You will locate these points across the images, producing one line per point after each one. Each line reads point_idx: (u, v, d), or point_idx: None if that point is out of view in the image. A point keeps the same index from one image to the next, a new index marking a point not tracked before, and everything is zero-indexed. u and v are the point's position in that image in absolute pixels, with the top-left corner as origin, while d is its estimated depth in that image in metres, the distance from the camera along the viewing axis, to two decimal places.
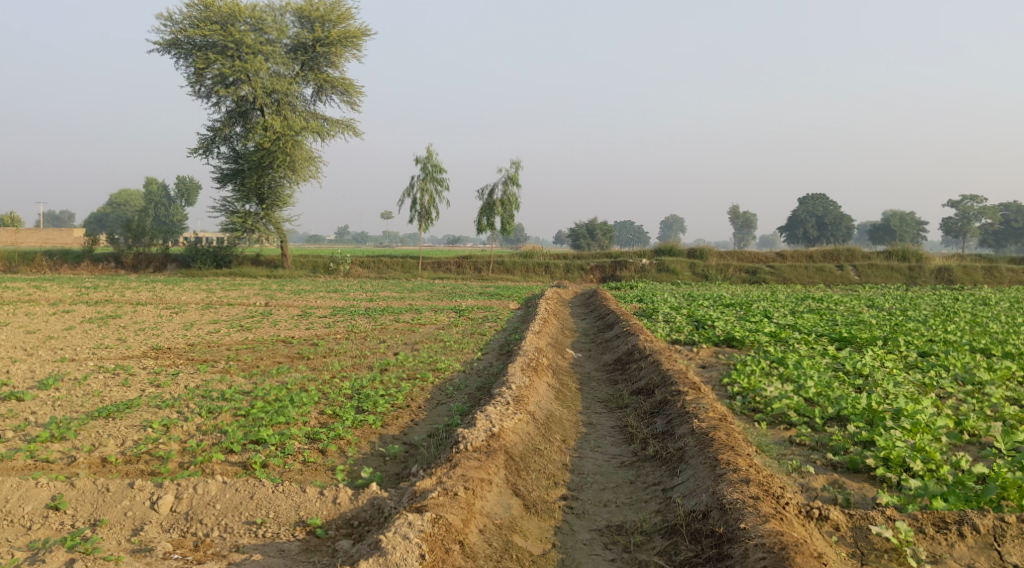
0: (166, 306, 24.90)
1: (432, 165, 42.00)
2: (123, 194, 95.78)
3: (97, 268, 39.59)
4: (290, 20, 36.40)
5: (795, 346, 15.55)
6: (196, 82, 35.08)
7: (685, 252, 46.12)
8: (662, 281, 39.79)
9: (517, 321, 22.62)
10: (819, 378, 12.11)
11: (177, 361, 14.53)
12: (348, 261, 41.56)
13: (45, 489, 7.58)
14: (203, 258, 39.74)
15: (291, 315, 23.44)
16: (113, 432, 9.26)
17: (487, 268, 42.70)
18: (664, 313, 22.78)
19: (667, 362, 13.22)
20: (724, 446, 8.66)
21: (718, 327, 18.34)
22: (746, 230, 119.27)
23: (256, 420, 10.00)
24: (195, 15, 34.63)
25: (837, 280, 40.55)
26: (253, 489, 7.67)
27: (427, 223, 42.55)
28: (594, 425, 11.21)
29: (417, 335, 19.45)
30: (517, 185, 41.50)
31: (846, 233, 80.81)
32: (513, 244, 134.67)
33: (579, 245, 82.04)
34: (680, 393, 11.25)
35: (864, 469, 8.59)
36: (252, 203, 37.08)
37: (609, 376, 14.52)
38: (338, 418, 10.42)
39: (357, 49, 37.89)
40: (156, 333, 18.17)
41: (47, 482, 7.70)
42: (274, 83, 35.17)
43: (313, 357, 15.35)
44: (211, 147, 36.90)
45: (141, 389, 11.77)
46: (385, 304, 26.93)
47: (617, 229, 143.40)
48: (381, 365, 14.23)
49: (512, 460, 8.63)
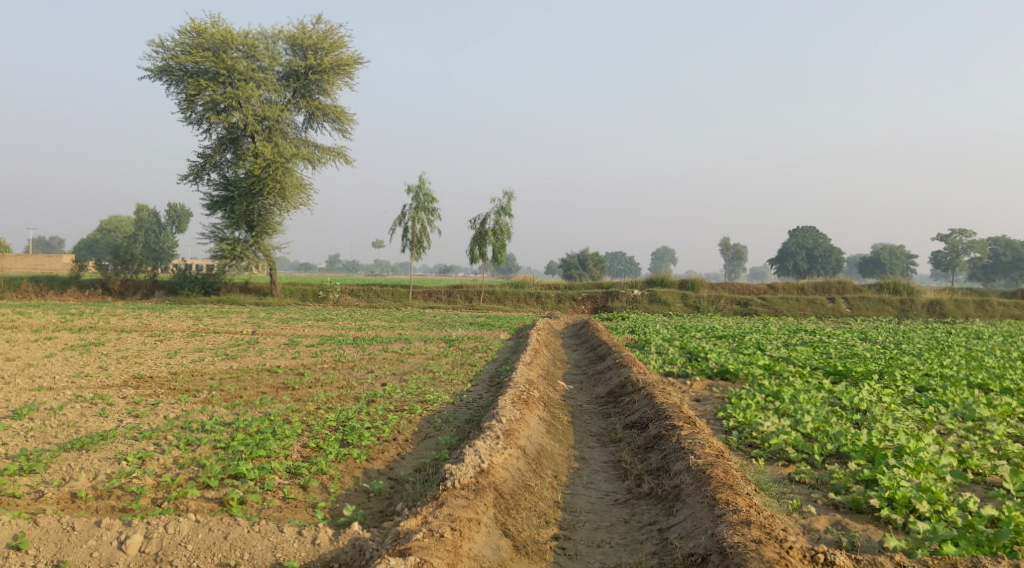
0: (150, 333, 24.50)
1: (423, 194, 41.87)
2: (113, 220, 95.35)
3: (83, 294, 39.14)
4: (282, 48, 36.45)
5: (790, 379, 15.25)
6: (187, 108, 34.97)
7: (677, 283, 45.95)
8: (653, 312, 39.54)
9: (507, 351, 22.28)
10: (817, 413, 11.79)
11: (157, 391, 14.11)
12: (337, 290, 41.24)
13: (6, 527, 7.20)
14: (191, 285, 39.30)
15: (279, 344, 23.04)
16: (84, 465, 8.88)
17: (478, 297, 42.39)
18: (656, 344, 22.48)
19: (661, 395, 12.90)
20: (722, 485, 8.34)
21: (711, 359, 18.03)
22: (736, 263, 119.58)
23: (236, 453, 9.63)
24: (187, 42, 34.60)
25: (828, 313, 40.37)
26: (228, 529, 7.30)
27: (419, 252, 42.33)
28: (587, 460, 10.89)
29: (405, 365, 19.08)
30: (509, 215, 41.37)
31: (836, 266, 81.02)
32: (505, 274, 134.73)
33: (570, 276, 81.92)
34: (674, 427, 10.94)
35: (868, 510, 8.30)
36: (241, 230, 36.81)
37: (601, 410, 14.19)
38: (321, 451, 10.06)
39: (350, 77, 37.91)
40: (138, 361, 17.74)
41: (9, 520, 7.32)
42: (266, 110, 35.07)
43: (298, 389, 14.95)
44: (202, 173, 36.70)
45: (118, 419, 11.39)
46: (375, 334, 26.56)
47: (608, 260, 143.51)
48: (367, 397, 13.85)
49: (502, 498, 8.30)
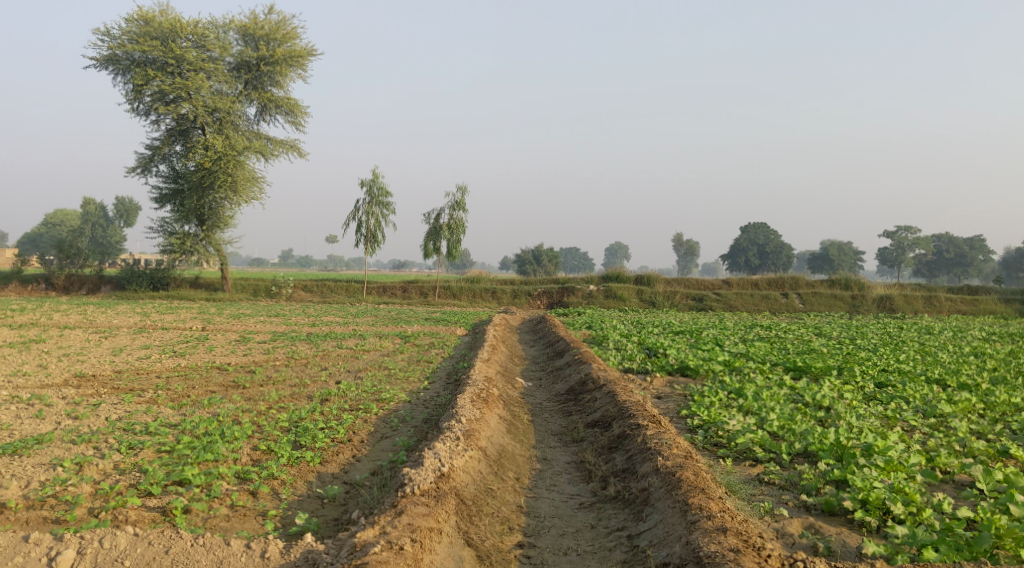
0: (94, 330, 23.55)
1: (376, 187, 41.16)
2: (57, 213, 92.36)
3: (25, 289, 37.77)
4: (233, 38, 35.46)
5: (751, 376, 15.16)
6: (135, 99, 33.82)
7: (633, 279, 46.02)
8: (610, 307, 39.53)
9: (465, 348, 21.87)
10: (781, 410, 11.71)
11: (100, 391, 13.41)
12: (290, 285, 40.40)
13: None
14: (139, 280, 38.19)
15: (229, 341, 22.27)
16: (16, 472, 8.25)
17: (433, 293, 41.90)
18: (615, 340, 22.27)
19: (623, 393, 12.66)
20: (693, 489, 8.13)
21: (671, 355, 17.87)
22: (689, 259, 120.67)
23: (180, 458, 9.07)
24: (134, 31, 33.46)
25: (782, 308, 40.75)
26: (170, 542, 6.82)
27: (373, 247, 41.68)
28: (549, 461, 10.60)
29: (361, 362, 18.57)
30: (464, 210, 40.89)
31: (786, 262, 82.18)
32: (461, 269, 134.47)
33: (525, 271, 81.74)
34: (639, 427, 10.71)
35: (840, 511, 8.46)
36: (191, 224, 35.81)
37: (561, 408, 13.89)
38: (272, 454, 9.55)
39: (303, 69, 37.06)
40: (80, 360, 16.94)
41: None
42: (217, 102, 34.04)
43: (249, 387, 14.38)
44: (150, 165, 35.55)
45: (56, 422, 10.73)
46: (329, 330, 26.00)
47: (563, 255, 143.87)
48: (322, 397, 13.36)
49: (464, 504, 7.94)
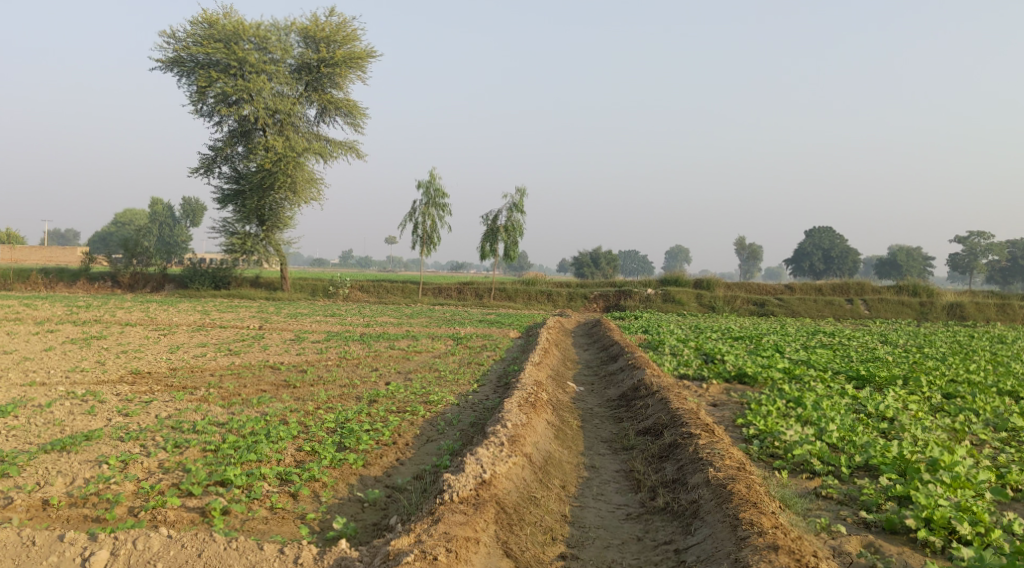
0: (155, 327, 24.07)
1: (433, 189, 41.30)
2: (128, 213, 95.25)
3: (93, 286, 39.01)
4: (294, 40, 35.90)
5: (811, 384, 14.59)
6: (199, 101, 34.55)
7: (692, 282, 45.19)
8: (667, 311, 38.86)
9: (517, 351, 21.63)
10: (841, 421, 11.21)
11: (153, 388, 13.57)
12: (347, 285, 40.77)
13: None
14: (202, 278, 39.03)
15: (284, 341, 22.46)
16: (62, 468, 8.33)
17: (489, 294, 41.86)
18: (671, 345, 21.77)
19: (676, 400, 12.28)
20: (744, 502, 7.78)
21: (728, 362, 17.33)
22: (751, 263, 118.45)
23: (224, 458, 9.06)
24: (198, 33, 34.15)
25: (846, 314, 39.52)
26: (202, 546, 6.79)
27: (429, 248, 41.82)
28: (597, 469, 10.31)
29: (411, 363, 18.51)
30: (522, 211, 40.74)
31: (852, 267, 79.89)
32: (518, 271, 134.45)
33: (582, 274, 81.16)
34: (692, 436, 10.36)
35: (903, 530, 8.00)
36: (252, 224, 36.42)
37: (613, 414, 13.56)
38: (316, 455, 9.46)
39: (362, 71, 37.37)
40: (137, 357, 17.22)
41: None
42: (278, 103, 34.55)
43: (299, 387, 14.42)
44: (213, 166, 36.30)
45: (107, 419, 10.84)
46: (382, 330, 26.10)
47: (622, 258, 142.60)
48: (370, 398, 13.28)
49: (504, 513, 7.72)
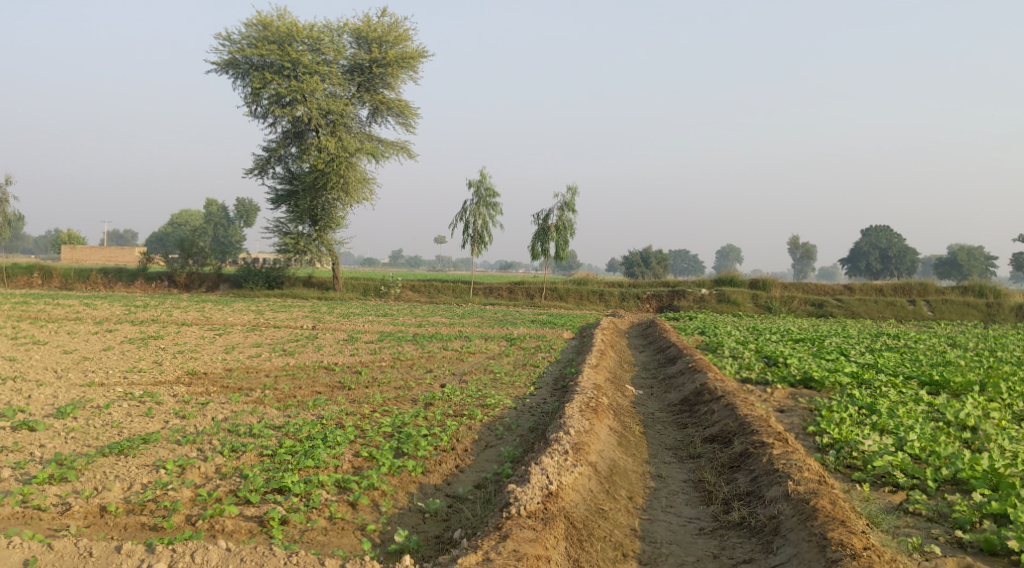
0: (210, 327, 24.23)
1: (484, 188, 41.08)
2: (184, 214, 97.13)
3: (150, 285, 39.68)
4: (347, 41, 35.93)
5: (883, 390, 13.85)
6: (253, 102, 34.85)
7: (747, 283, 44.16)
8: (722, 312, 37.98)
9: (572, 352, 21.22)
10: (922, 429, 10.54)
11: (210, 389, 13.51)
12: (399, 285, 40.80)
13: (18, 551, 6.59)
14: (256, 279, 39.44)
15: (337, 341, 22.40)
16: (120, 473, 8.19)
17: (540, 294, 41.45)
18: (730, 347, 21.09)
19: (743, 406, 11.74)
20: (832, 520, 7.32)
21: (793, 365, 16.62)
22: (805, 263, 115.94)
23: (281, 463, 8.85)
24: (253, 36, 34.40)
25: (909, 316, 38.17)
26: (262, 559, 6.57)
27: (480, 247, 41.60)
28: (664, 478, 9.86)
29: (465, 365, 18.21)
30: (573, 211, 40.26)
31: (911, 267, 77.56)
32: (567, 270, 133.90)
33: (633, 273, 80.22)
34: (764, 445, 9.83)
35: (1003, 551, 7.45)
36: (305, 224, 36.65)
37: (675, 419, 13.07)
38: (374, 462, 9.19)
39: (414, 71, 37.26)
40: (193, 357, 17.25)
41: (21, 542, 6.69)
42: (330, 104, 34.66)
43: (354, 389, 14.24)
44: (266, 167, 36.60)
45: (164, 421, 10.73)
46: (434, 330, 25.91)
47: (672, 257, 140.95)
48: (426, 400, 13.01)
49: (574, 528, 7.38)
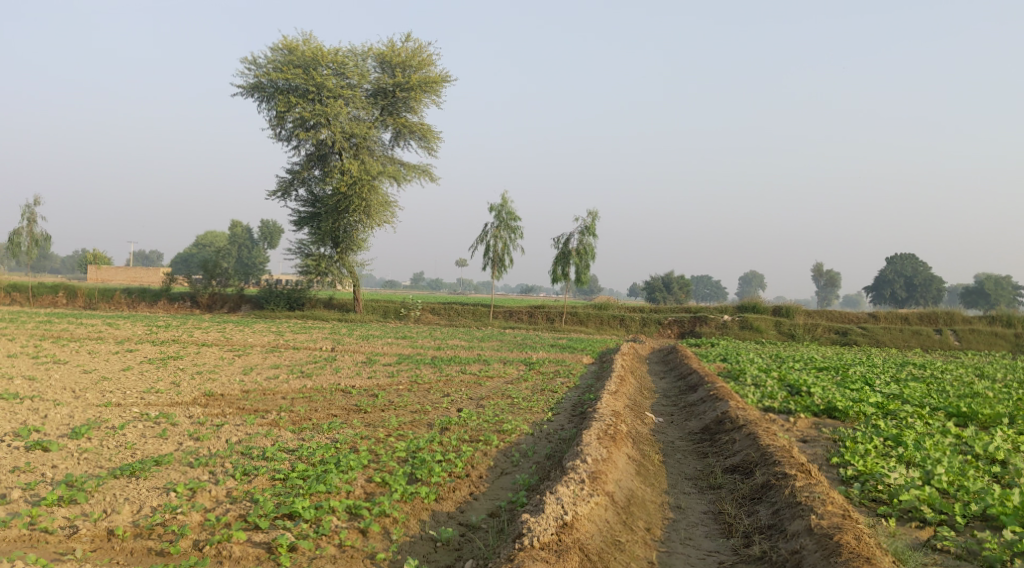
0: (230, 348, 24.26)
1: (505, 212, 41.11)
2: (209, 234, 98.18)
3: (173, 306, 39.94)
4: (371, 65, 36.25)
5: (909, 421, 13.50)
6: (278, 125, 35.18)
7: (770, 309, 43.68)
8: (745, 339, 37.55)
9: (591, 378, 20.98)
10: (950, 462, 10.24)
11: (226, 411, 13.45)
12: (418, 307, 40.78)
13: None
14: (277, 300, 39.61)
15: (356, 363, 22.30)
16: (130, 495, 8.11)
17: (560, 318, 41.25)
18: (752, 375, 20.74)
19: (766, 436, 11.48)
20: (856, 557, 7.10)
21: (816, 394, 16.27)
22: (829, 290, 114.86)
23: (293, 488, 8.74)
24: (279, 60, 34.76)
25: (935, 345, 37.52)
26: None
27: (500, 270, 41.56)
28: (683, 509, 9.64)
29: (483, 389, 18.04)
30: (594, 235, 40.14)
31: (937, 295, 76.52)
32: (588, 294, 133.55)
33: (654, 298, 79.80)
34: (787, 476, 9.57)
35: None
36: (327, 246, 36.82)
37: (695, 449, 12.82)
38: (387, 488, 9.05)
39: (437, 95, 37.45)
40: (211, 378, 17.22)
41: None
42: (353, 127, 34.93)
43: (370, 412, 14.11)
44: (290, 189, 36.87)
45: (177, 443, 10.67)
46: (453, 354, 25.79)
47: (694, 283, 140.25)
48: (442, 425, 12.86)
49: (589, 561, 7.21)
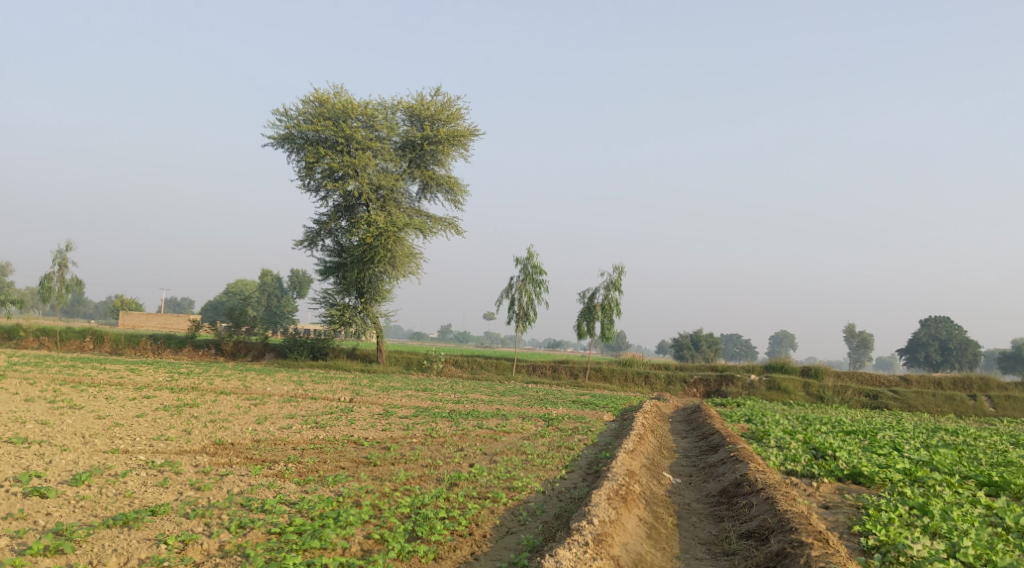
0: (246, 397, 24.06)
1: (531, 266, 41.07)
2: (239, 284, 99.08)
3: (197, 353, 40.13)
4: (400, 118, 36.75)
5: (938, 489, 12.93)
6: (307, 175, 35.64)
7: (799, 370, 42.82)
8: (772, 400, 36.75)
9: (610, 436, 20.50)
10: (978, 534, 9.76)
11: (233, 461, 13.26)
12: (441, 359, 40.54)
13: None
14: (300, 349, 39.65)
15: (372, 415, 21.99)
16: (118, 546, 8.13)
17: (583, 374, 40.78)
18: (777, 437, 20.08)
19: (784, 500, 11.05)
20: None
21: (841, 458, 15.71)
22: (861, 352, 112.84)
23: (286, 543, 8.51)
24: (310, 111, 35.31)
25: (969, 411, 36.38)
26: None
27: (525, 324, 41.34)
28: None
29: (498, 445, 17.66)
30: (619, 290, 39.87)
31: (973, 360, 74.74)
32: (615, 351, 132.57)
33: (681, 356, 78.76)
34: (803, 545, 9.22)
35: None
36: (351, 296, 36.94)
37: (712, 512, 12.35)
38: (385, 545, 8.79)
39: (464, 148, 37.79)
40: (224, 427, 17.02)
41: None
42: (381, 178, 35.33)
43: (379, 465, 13.84)
44: (316, 239, 37.18)
45: (178, 492, 10.51)
46: (472, 407, 25.42)
47: (723, 341, 138.74)
48: (450, 480, 12.55)
49: None
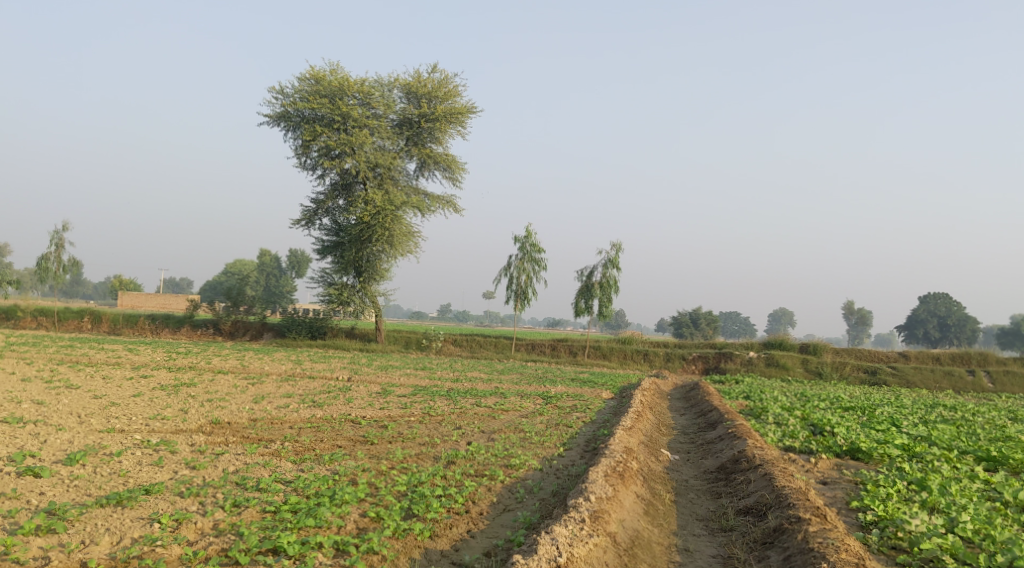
0: (245, 376, 24.04)
1: (529, 244, 40.94)
2: (238, 263, 98.92)
3: (196, 333, 40.06)
4: (397, 95, 36.43)
5: (935, 464, 12.87)
6: (303, 153, 35.41)
7: (798, 347, 42.79)
8: (770, 376, 36.79)
9: (608, 413, 20.47)
10: (976, 509, 9.71)
11: (229, 440, 13.19)
12: (440, 338, 40.49)
13: None
14: (299, 328, 39.55)
15: (370, 394, 21.94)
16: (111, 525, 8.08)
17: (583, 352, 40.78)
18: (775, 413, 20.07)
19: (782, 476, 11.00)
20: None
21: (839, 434, 15.65)
22: (861, 329, 112.99)
23: (281, 521, 8.46)
24: (306, 89, 34.98)
25: (967, 386, 36.42)
26: None
27: (523, 302, 41.27)
28: (692, 554, 9.30)
29: (496, 423, 17.62)
30: (618, 268, 39.77)
31: (971, 336, 74.81)
32: (615, 329, 132.71)
33: (680, 334, 78.80)
34: (801, 520, 9.19)
35: None
36: (349, 275, 36.83)
37: (710, 488, 12.31)
38: (381, 523, 8.74)
39: (462, 126, 37.51)
40: (220, 406, 16.96)
41: None
42: (378, 157, 35.07)
43: (376, 444, 13.80)
44: (314, 218, 37.01)
45: (173, 471, 10.46)
46: (471, 386, 25.39)
47: (722, 318, 138.86)
48: (447, 458, 12.48)
49: None
